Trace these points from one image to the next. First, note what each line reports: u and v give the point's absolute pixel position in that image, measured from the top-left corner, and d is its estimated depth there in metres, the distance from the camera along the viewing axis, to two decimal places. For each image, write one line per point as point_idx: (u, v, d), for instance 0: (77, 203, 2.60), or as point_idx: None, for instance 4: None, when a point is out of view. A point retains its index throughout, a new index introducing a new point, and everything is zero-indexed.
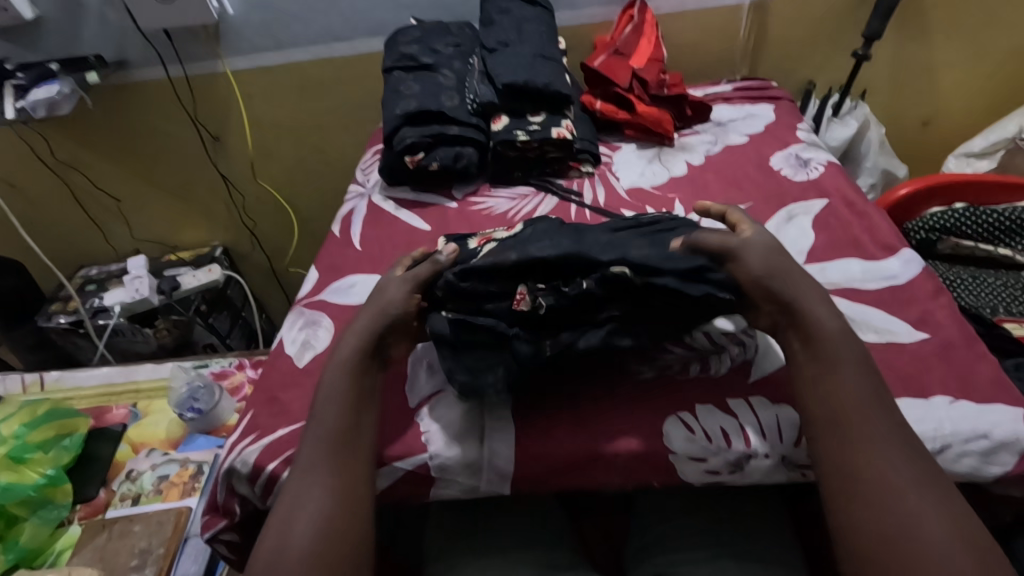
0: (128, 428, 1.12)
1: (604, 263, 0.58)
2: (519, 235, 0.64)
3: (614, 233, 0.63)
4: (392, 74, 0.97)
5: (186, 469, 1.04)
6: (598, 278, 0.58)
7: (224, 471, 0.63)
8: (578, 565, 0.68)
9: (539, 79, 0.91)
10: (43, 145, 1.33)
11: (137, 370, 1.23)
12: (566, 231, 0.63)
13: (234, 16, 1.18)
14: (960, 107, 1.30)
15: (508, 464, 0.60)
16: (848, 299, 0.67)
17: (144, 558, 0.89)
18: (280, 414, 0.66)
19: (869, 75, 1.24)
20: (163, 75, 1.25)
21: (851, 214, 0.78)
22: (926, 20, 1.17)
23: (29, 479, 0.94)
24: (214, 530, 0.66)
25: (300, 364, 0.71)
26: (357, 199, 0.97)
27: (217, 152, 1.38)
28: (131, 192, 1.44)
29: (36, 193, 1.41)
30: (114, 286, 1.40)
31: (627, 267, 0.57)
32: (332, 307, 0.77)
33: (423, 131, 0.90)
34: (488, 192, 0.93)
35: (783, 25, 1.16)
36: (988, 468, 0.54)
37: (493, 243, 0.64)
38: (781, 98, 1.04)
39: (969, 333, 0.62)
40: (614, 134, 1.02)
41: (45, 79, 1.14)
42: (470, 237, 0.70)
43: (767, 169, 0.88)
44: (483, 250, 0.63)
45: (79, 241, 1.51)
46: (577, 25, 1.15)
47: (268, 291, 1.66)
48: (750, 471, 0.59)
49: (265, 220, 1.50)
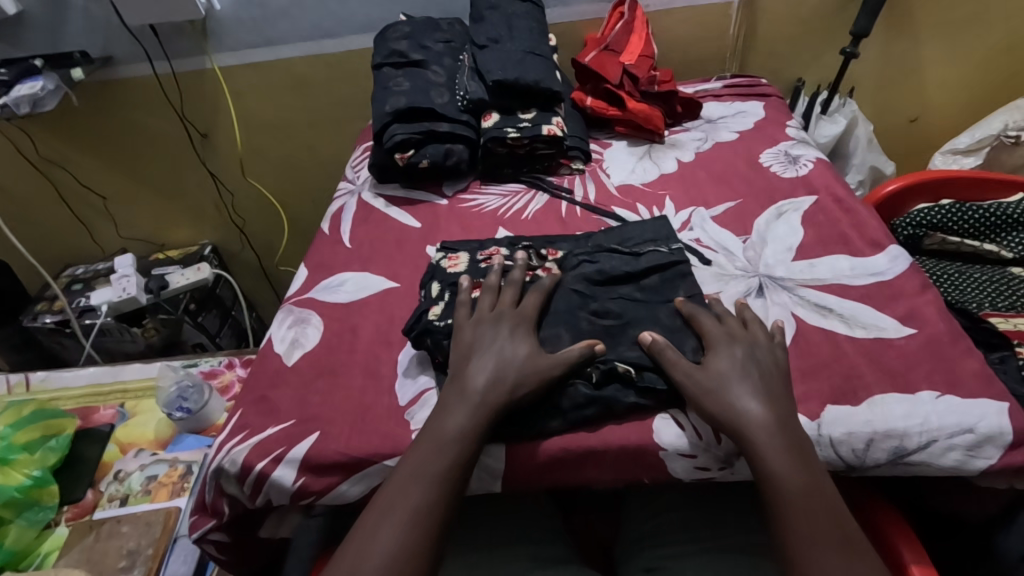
0: (115, 429, 1.11)
1: (609, 359, 0.61)
2: (515, 303, 0.65)
3: (611, 307, 0.66)
4: (381, 70, 0.96)
5: (175, 469, 1.03)
6: (605, 371, 0.61)
7: (213, 471, 0.63)
8: (567, 561, 0.68)
9: (529, 76, 0.91)
10: (27, 142, 1.31)
11: (125, 370, 1.22)
12: (565, 311, 0.66)
13: (221, 11, 1.16)
14: (947, 104, 1.31)
15: (499, 463, 0.60)
16: (836, 294, 0.67)
17: (133, 559, 0.89)
18: (269, 413, 0.65)
19: (858, 72, 1.25)
20: (149, 72, 1.23)
21: (840, 211, 0.78)
22: (914, 17, 1.18)
23: (14, 480, 0.93)
24: (203, 530, 0.66)
25: (289, 363, 0.70)
26: (346, 196, 0.97)
27: (205, 150, 1.36)
28: (118, 190, 1.42)
29: (20, 192, 1.39)
30: (101, 285, 1.38)
31: (630, 366, 0.60)
32: (321, 305, 0.77)
33: (413, 128, 0.90)
34: (478, 190, 0.92)
35: (773, 21, 1.17)
36: (973, 461, 0.54)
37: (487, 299, 0.66)
38: (770, 95, 1.05)
39: (955, 328, 0.63)
40: (605, 130, 1.02)
41: (28, 75, 1.13)
42: (462, 279, 0.71)
43: (756, 166, 0.88)
44: (477, 312, 0.65)
45: (65, 238, 1.49)
46: (568, 22, 1.15)
47: (258, 289, 1.64)
48: (739, 467, 0.59)
49: (254, 218, 1.49)
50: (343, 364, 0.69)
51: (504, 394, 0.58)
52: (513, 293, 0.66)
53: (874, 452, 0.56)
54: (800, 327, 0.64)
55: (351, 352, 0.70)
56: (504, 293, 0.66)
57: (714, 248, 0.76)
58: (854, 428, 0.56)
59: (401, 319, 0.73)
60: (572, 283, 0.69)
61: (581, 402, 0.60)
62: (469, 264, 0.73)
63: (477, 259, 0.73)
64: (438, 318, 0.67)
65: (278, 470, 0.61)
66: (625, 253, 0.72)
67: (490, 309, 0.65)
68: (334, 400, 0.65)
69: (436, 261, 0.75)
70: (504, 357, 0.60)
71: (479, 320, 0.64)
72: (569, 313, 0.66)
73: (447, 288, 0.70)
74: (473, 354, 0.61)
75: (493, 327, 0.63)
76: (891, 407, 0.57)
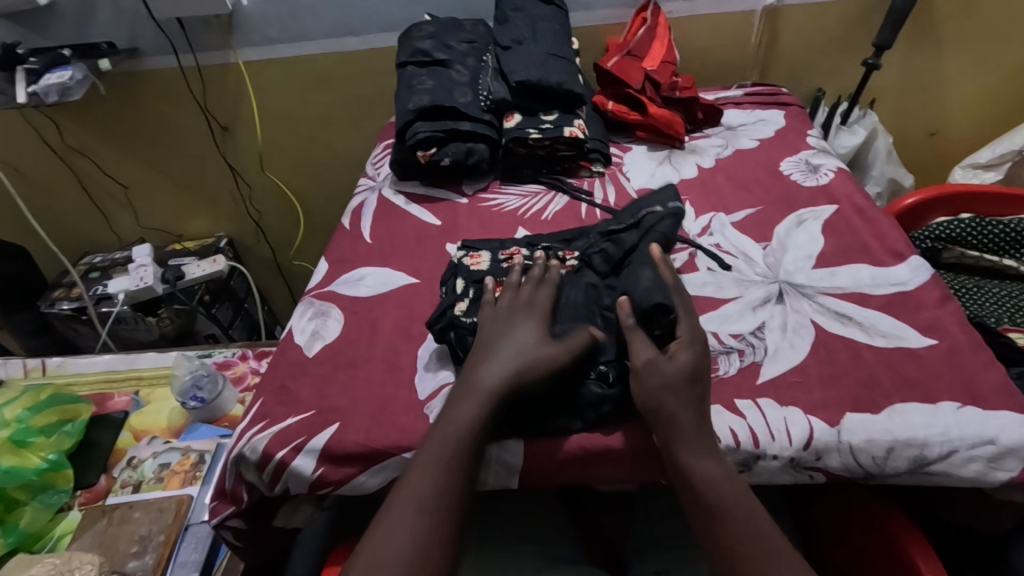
0: (130, 416, 1.12)
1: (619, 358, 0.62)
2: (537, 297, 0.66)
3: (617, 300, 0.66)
4: (405, 68, 0.97)
5: (188, 457, 1.04)
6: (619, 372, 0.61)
7: (233, 457, 0.63)
8: (579, 562, 0.68)
9: (552, 78, 0.92)
10: (52, 130, 1.33)
11: (140, 358, 1.23)
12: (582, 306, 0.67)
13: (248, 6, 1.18)
14: (967, 118, 1.30)
15: (516, 458, 0.60)
16: (857, 303, 0.67)
17: (144, 545, 0.89)
18: (290, 403, 0.66)
19: (878, 84, 1.25)
20: (174, 64, 1.25)
21: (861, 220, 0.78)
22: (936, 30, 1.18)
23: (30, 463, 0.95)
24: (221, 516, 0.66)
25: (310, 354, 0.71)
26: (367, 192, 0.98)
27: (225, 143, 1.38)
28: (138, 180, 1.44)
29: (42, 178, 1.41)
30: (118, 273, 1.40)
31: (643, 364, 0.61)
32: (342, 298, 0.77)
33: (436, 126, 0.91)
34: (498, 189, 0.93)
35: (795, 32, 1.17)
36: (995, 473, 0.54)
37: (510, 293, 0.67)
38: (791, 104, 1.05)
39: (977, 340, 0.62)
40: (625, 134, 1.02)
41: (57, 64, 1.14)
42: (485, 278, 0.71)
43: (776, 174, 0.88)
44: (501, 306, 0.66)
45: (84, 226, 1.51)
46: (590, 26, 1.16)
47: (271, 284, 1.66)
48: (758, 471, 0.58)
49: (270, 212, 1.51)
50: (362, 357, 0.69)
51: (525, 390, 0.58)
52: (532, 289, 0.67)
53: (894, 460, 0.56)
54: (820, 334, 0.65)
55: (371, 345, 0.71)
56: (524, 290, 0.67)
57: (734, 254, 0.76)
58: (874, 436, 0.56)
59: (421, 314, 0.74)
60: (588, 276, 0.70)
61: (596, 400, 0.60)
62: (492, 264, 0.73)
63: (498, 259, 0.74)
64: (464, 314, 0.68)
65: (297, 460, 0.61)
66: (627, 230, 0.74)
67: (506, 303, 0.66)
68: (353, 393, 0.66)
69: (457, 260, 0.75)
70: (523, 348, 0.60)
71: (500, 314, 0.65)
72: (586, 308, 0.66)
73: (473, 285, 0.71)
74: (494, 351, 0.61)
75: (511, 319, 0.64)
76: (911, 415, 0.57)
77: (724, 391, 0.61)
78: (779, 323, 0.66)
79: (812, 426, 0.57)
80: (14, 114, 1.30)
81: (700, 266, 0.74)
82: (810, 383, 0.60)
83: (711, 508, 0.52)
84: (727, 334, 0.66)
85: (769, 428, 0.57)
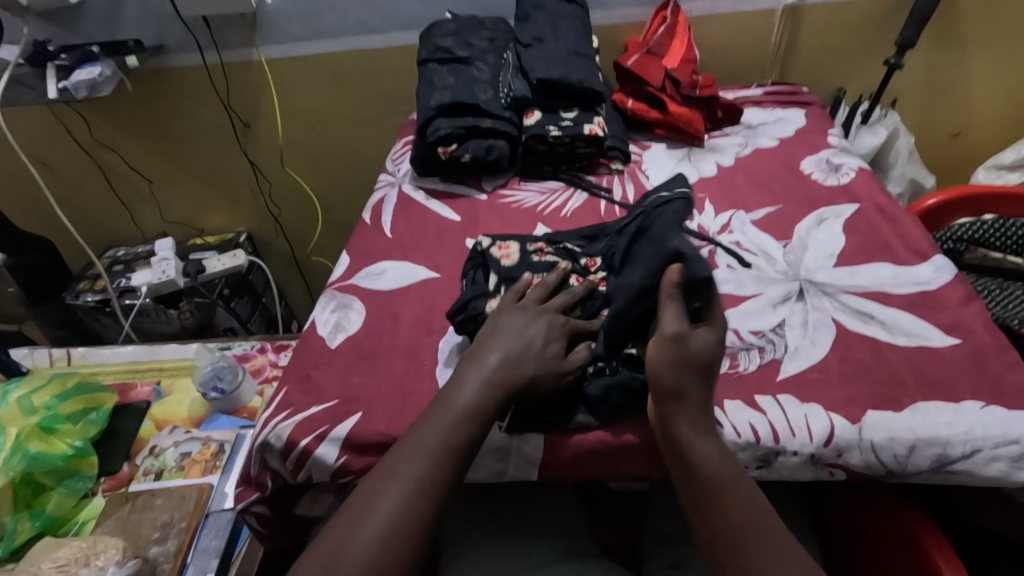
0: (151, 406, 1.14)
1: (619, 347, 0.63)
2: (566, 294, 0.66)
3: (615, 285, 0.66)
4: (427, 66, 0.98)
5: (208, 447, 1.06)
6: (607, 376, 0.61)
7: (258, 445, 0.65)
8: (597, 556, 0.68)
9: (573, 75, 0.92)
10: (80, 125, 1.36)
11: (162, 350, 1.25)
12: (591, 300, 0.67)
13: (271, 5, 1.19)
14: (991, 118, 1.29)
15: (536, 450, 0.61)
16: (878, 302, 0.67)
17: (166, 531, 0.91)
18: (313, 392, 0.67)
19: (901, 83, 1.24)
20: (199, 61, 1.27)
21: (883, 220, 0.77)
22: (961, 29, 1.16)
23: (58, 449, 0.97)
24: (246, 502, 0.68)
25: (333, 345, 0.72)
26: (387, 187, 0.99)
27: (246, 139, 1.40)
28: (162, 174, 1.46)
29: (69, 172, 1.45)
30: (142, 267, 1.43)
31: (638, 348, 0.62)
32: (364, 291, 0.79)
33: (457, 123, 0.91)
34: (517, 186, 0.93)
35: (816, 32, 1.16)
36: (1018, 473, 0.54)
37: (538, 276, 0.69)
38: (812, 104, 1.04)
39: (1001, 340, 0.62)
40: (644, 132, 1.02)
41: (87, 61, 1.18)
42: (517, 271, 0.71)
43: (797, 173, 0.88)
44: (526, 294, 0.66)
45: (109, 220, 1.55)
46: (610, 25, 1.16)
47: (289, 279, 1.68)
48: (778, 467, 0.58)
49: (289, 207, 1.53)
50: (385, 349, 0.71)
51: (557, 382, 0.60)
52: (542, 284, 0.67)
53: (916, 458, 0.56)
54: (841, 333, 0.64)
55: (393, 337, 0.72)
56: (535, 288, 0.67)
57: (754, 251, 0.76)
58: (896, 434, 0.56)
59: (441, 308, 0.75)
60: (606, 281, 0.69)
61: (601, 393, 0.60)
62: (521, 255, 0.73)
63: (527, 250, 0.74)
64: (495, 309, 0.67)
65: (321, 448, 0.63)
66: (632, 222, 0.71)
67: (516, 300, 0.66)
68: (376, 383, 0.67)
69: (485, 248, 0.74)
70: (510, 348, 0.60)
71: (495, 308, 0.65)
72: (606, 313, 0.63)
73: (506, 281, 0.70)
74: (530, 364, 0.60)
75: (526, 321, 0.62)
76: (933, 414, 0.57)
77: (744, 388, 0.61)
78: (800, 321, 0.66)
79: (833, 423, 0.57)
80: (44, 109, 1.33)
81: (720, 264, 0.74)
82: (831, 380, 0.60)
83: (716, 502, 0.52)
84: (748, 330, 0.66)
85: (790, 424, 0.57)
